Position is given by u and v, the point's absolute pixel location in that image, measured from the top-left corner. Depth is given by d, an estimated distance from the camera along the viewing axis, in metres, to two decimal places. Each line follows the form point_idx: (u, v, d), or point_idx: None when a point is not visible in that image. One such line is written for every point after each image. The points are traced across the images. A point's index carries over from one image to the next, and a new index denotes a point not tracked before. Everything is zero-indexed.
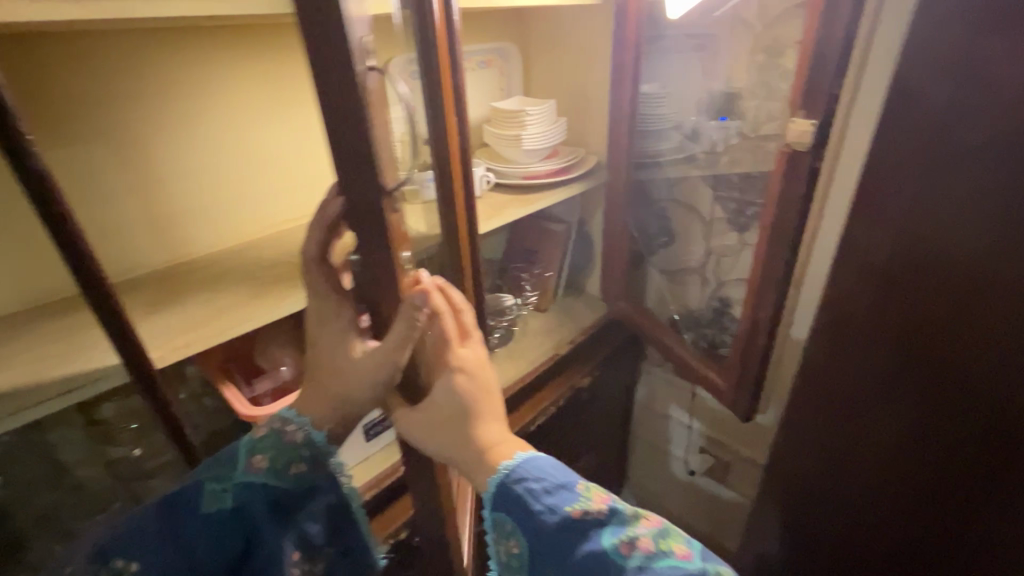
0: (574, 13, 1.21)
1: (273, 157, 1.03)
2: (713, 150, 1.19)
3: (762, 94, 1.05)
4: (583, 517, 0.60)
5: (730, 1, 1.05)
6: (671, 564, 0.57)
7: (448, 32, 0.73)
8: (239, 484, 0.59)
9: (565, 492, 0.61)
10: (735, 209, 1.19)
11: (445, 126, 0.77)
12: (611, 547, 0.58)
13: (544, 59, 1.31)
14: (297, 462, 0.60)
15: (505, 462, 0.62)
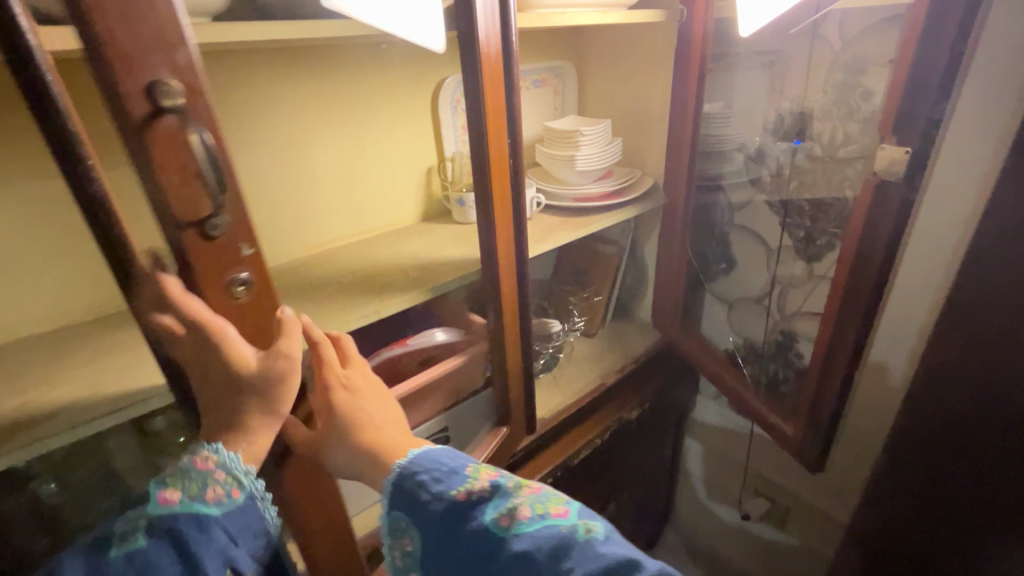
0: (635, 31, 1.18)
1: (335, 176, 1.02)
2: (780, 174, 1.11)
3: (842, 115, 0.96)
4: (467, 497, 0.58)
5: (807, 19, 0.97)
6: (546, 524, 0.54)
7: (505, 52, 0.70)
8: (151, 531, 0.48)
9: (450, 477, 0.60)
10: (805, 237, 1.10)
11: (499, 148, 0.74)
12: (491, 520, 0.56)
13: (602, 78, 1.27)
14: (220, 485, 0.52)
15: (394, 460, 0.61)
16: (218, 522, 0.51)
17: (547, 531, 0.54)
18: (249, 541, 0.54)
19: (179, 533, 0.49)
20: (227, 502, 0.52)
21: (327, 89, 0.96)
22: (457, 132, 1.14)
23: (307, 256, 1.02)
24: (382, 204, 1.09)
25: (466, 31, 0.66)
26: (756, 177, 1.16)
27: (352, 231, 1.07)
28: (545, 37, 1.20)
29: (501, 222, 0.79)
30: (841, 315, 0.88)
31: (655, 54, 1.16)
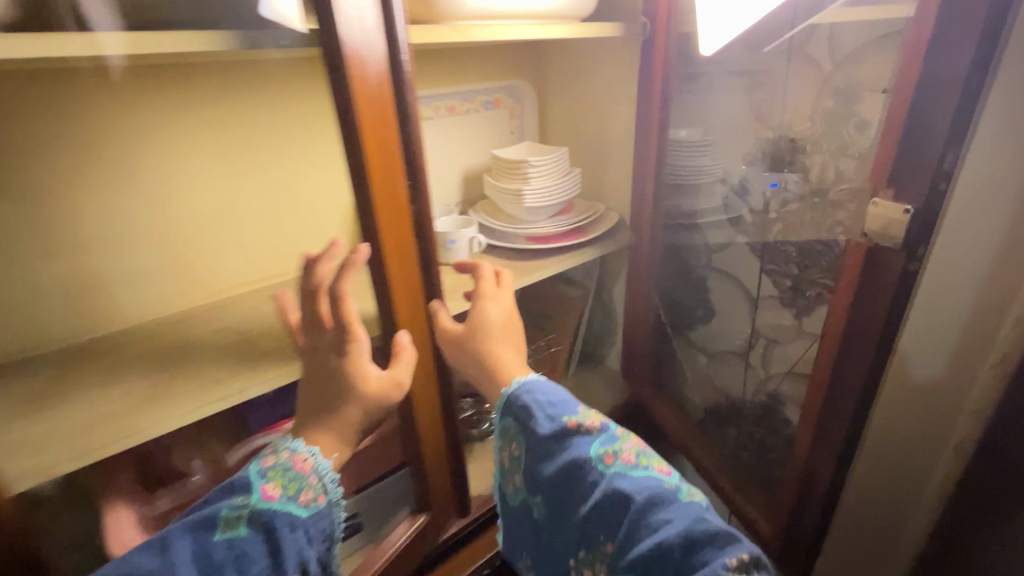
0: (597, 48, 1.03)
1: (227, 212, 0.86)
2: (762, 211, 0.95)
3: (832, 149, 0.81)
4: (576, 429, 0.66)
5: (784, 34, 0.82)
6: (648, 474, 0.61)
7: (381, 76, 0.54)
8: (254, 522, 0.55)
9: (563, 408, 0.69)
10: (790, 287, 0.94)
11: (389, 193, 0.59)
12: (593, 453, 0.64)
13: (564, 100, 1.13)
14: (310, 489, 0.59)
15: (510, 382, 0.71)
16: (303, 523, 0.57)
17: (648, 479, 0.61)
18: (316, 546, 0.59)
19: (274, 527, 0.55)
20: (313, 506, 0.58)
21: (203, 110, 0.79)
22: None
23: (202, 307, 0.88)
24: (303, 246, 0.94)
25: (330, 45, 0.51)
26: (736, 215, 1.00)
27: (250, 275, 0.91)
28: (495, 54, 1.06)
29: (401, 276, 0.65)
30: (826, 397, 0.72)
31: (619, 75, 1.01)
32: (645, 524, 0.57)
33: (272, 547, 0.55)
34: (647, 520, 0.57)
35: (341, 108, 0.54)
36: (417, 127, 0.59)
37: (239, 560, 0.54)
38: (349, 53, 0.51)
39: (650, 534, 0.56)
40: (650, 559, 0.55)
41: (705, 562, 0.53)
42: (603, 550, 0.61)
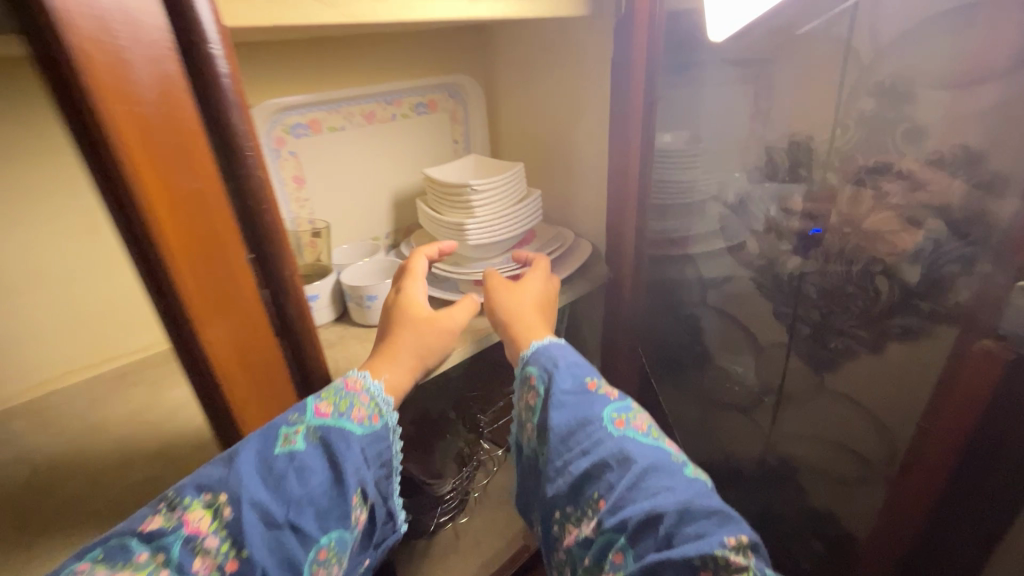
0: (556, 31, 0.80)
1: (25, 279, 0.63)
2: (774, 239, 0.74)
3: (872, 164, 0.62)
4: (594, 390, 0.59)
5: (834, 7, 0.60)
6: (658, 447, 0.54)
7: (169, 88, 0.31)
8: (313, 434, 0.45)
9: (584, 369, 0.62)
10: (811, 335, 0.74)
11: (219, 277, 0.36)
12: (605, 415, 0.56)
13: (515, 99, 0.91)
14: (365, 404, 0.49)
15: (533, 343, 0.65)
16: (359, 442, 0.47)
17: (656, 450, 0.53)
18: (376, 469, 0.48)
19: (332, 443, 0.45)
20: (372, 425, 0.49)
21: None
22: (287, 186, 0.73)
23: (27, 420, 0.62)
24: (123, 322, 0.71)
25: (44, 37, 0.26)
26: (737, 242, 0.78)
27: (42, 372, 0.67)
28: (423, 42, 0.83)
29: (254, 392, 0.42)
30: None
31: (585, 68, 0.79)
32: (643, 490, 0.49)
33: (332, 462, 0.44)
34: (646, 486, 0.49)
35: (89, 152, 0.30)
36: (260, 166, 0.36)
37: (297, 473, 0.42)
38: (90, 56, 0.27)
39: (646, 500, 0.48)
40: (640, 528, 0.47)
41: (698, 533, 0.45)
42: (586, 513, 0.52)
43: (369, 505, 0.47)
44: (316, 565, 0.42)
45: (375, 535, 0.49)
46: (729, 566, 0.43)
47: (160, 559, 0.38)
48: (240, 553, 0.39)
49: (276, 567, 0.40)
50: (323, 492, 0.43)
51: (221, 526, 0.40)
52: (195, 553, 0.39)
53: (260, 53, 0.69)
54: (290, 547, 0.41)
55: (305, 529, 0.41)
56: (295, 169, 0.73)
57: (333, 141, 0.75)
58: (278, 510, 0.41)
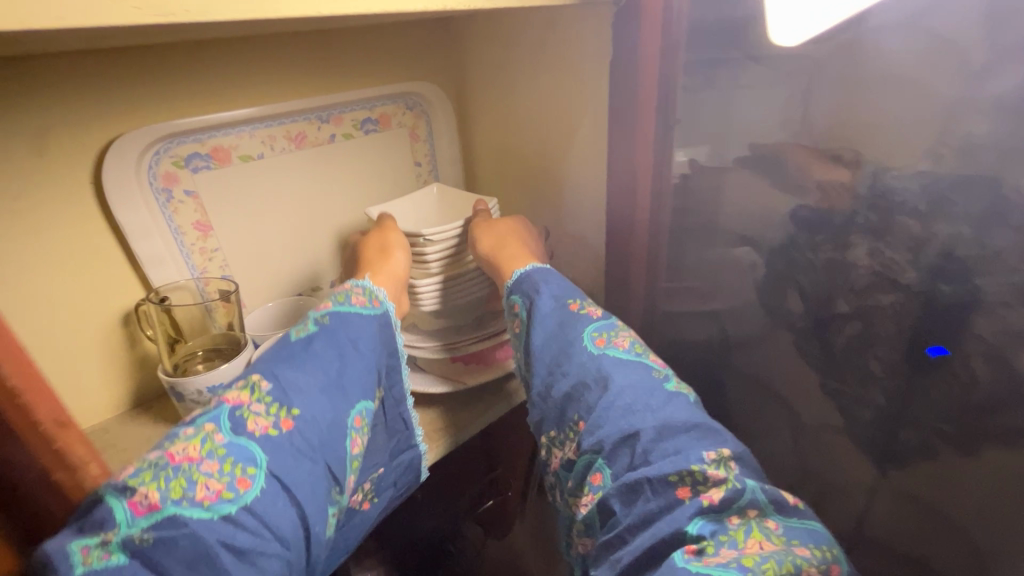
0: (543, 29, 0.63)
1: None
2: (824, 298, 0.56)
3: (977, 211, 0.44)
4: (576, 310, 0.51)
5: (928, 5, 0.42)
6: (640, 363, 0.47)
7: None
8: (325, 317, 0.49)
9: (570, 289, 0.54)
10: (877, 425, 0.56)
11: None
12: (584, 334, 0.49)
13: (492, 109, 0.73)
14: (362, 294, 0.52)
15: (527, 264, 0.56)
16: (371, 323, 0.51)
17: (639, 369, 0.47)
18: (387, 356, 0.52)
19: (343, 326, 0.49)
20: (376, 309, 0.52)
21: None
22: (186, 238, 0.55)
23: None
24: None
25: None
26: (773, 296, 0.60)
27: None
28: (376, 48, 0.65)
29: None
30: None
31: (581, 72, 0.62)
32: (621, 408, 0.43)
33: (347, 344, 0.48)
34: (624, 406, 0.44)
35: None
36: None
37: (320, 347, 0.46)
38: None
39: (622, 418, 0.43)
40: (617, 448, 0.42)
41: (675, 449, 0.41)
42: (567, 437, 0.47)
43: (382, 393, 0.52)
44: (352, 432, 0.45)
45: (393, 439, 0.53)
46: (709, 482, 0.39)
47: (210, 429, 0.39)
48: (292, 413, 0.42)
49: (322, 432, 0.43)
50: (348, 367, 0.47)
51: (264, 393, 0.42)
52: (247, 417, 0.40)
53: (137, 56, 0.49)
54: (327, 416, 0.44)
55: (345, 395, 0.46)
56: (197, 214, 0.55)
57: (248, 175, 0.58)
58: (317, 383, 0.44)
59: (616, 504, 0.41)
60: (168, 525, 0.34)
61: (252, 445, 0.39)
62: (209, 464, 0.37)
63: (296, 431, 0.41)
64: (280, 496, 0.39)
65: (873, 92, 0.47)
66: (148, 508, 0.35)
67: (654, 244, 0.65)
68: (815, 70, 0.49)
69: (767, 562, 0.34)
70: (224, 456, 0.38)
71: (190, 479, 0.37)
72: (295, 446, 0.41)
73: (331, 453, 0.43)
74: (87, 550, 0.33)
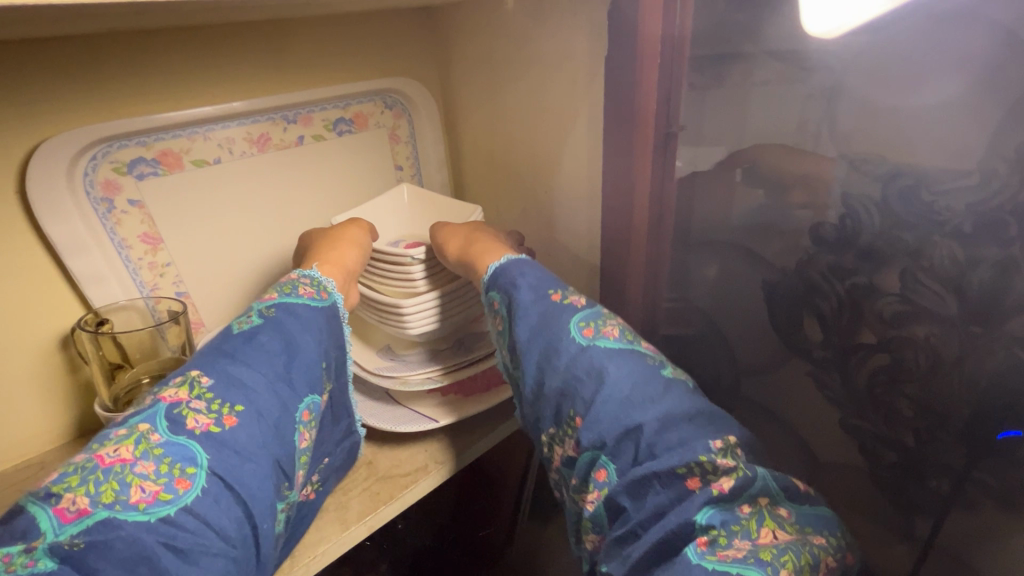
0: (533, 20, 0.57)
1: None
2: (847, 327, 0.49)
3: None
4: (559, 301, 0.44)
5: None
6: (633, 351, 0.40)
7: None
8: (270, 308, 0.43)
9: (551, 278, 0.47)
10: (908, 470, 0.49)
11: None
12: (571, 324, 0.42)
13: (479, 108, 0.66)
14: (309, 284, 0.46)
15: (506, 255, 0.49)
16: (319, 314, 0.45)
17: (633, 357, 0.40)
18: (335, 350, 0.46)
19: (288, 314, 0.43)
20: (323, 301, 0.46)
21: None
22: (131, 252, 0.50)
23: None
24: None
25: None
26: (788, 323, 0.54)
27: None
28: (349, 42, 0.59)
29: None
30: None
31: (574, 68, 0.55)
32: (620, 401, 0.37)
33: (296, 332, 0.42)
34: (624, 398, 0.37)
35: None
36: None
37: (271, 335, 0.41)
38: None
39: (621, 411, 0.37)
40: (620, 444, 0.36)
41: (682, 440, 0.35)
42: (565, 435, 0.40)
43: (332, 385, 0.46)
44: (300, 426, 0.40)
45: (338, 429, 0.47)
46: (719, 471, 0.33)
47: (145, 428, 0.34)
48: (236, 409, 0.36)
49: (271, 427, 0.38)
50: (298, 357, 0.41)
51: (204, 389, 0.36)
52: (185, 414, 0.35)
53: (65, 46, 0.44)
54: (276, 407, 0.38)
55: (297, 385, 0.40)
56: (143, 225, 0.50)
57: (205, 180, 0.52)
58: (266, 377, 0.39)
59: (624, 500, 0.35)
60: (101, 529, 0.30)
61: (192, 444, 0.34)
62: (145, 465, 0.33)
63: (241, 427, 0.36)
64: (227, 496, 0.34)
65: (907, 94, 0.41)
66: (76, 514, 0.30)
67: (655, 259, 0.59)
68: (838, 68, 0.43)
69: (786, 554, 0.30)
70: (162, 456, 0.33)
71: (123, 482, 0.32)
72: (241, 441, 0.36)
73: (282, 448, 0.38)
74: (11, 557, 0.29)
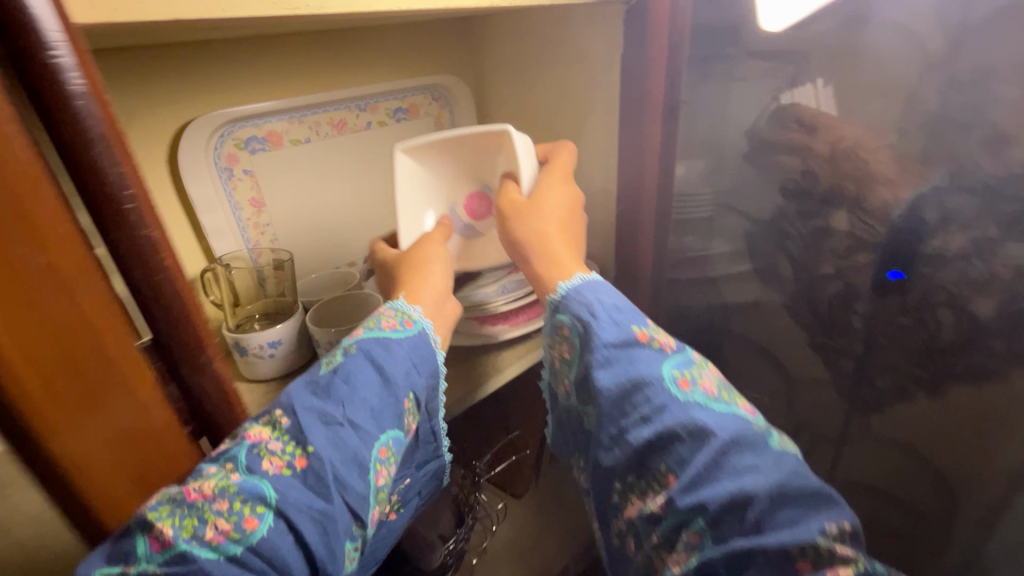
0: (554, 25, 0.70)
1: None
2: (810, 262, 0.63)
3: (933, 176, 0.52)
4: (647, 342, 0.42)
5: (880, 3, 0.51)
6: (733, 412, 0.38)
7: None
8: (353, 346, 0.42)
9: (632, 314, 0.44)
10: (859, 372, 0.64)
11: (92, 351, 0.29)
12: (665, 372, 0.40)
13: (509, 97, 0.80)
14: (393, 316, 0.45)
15: (578, 275, 0.47)
16: (402, 348, 0.43)
17: (734, 417, 0.38)
18: (428, 377, 0.45)
19: (371, 353, 0.41)
20: (407, 331, 0.45)
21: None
22: (243, 213, 0.62)
23: None
24: None
25: None
26: (768, 265, 0.68)
27: None
28: (404, 41, 0.72)
29: (133, 480, 0.32)
30: None
31: (592, 62, 0.68)
32: (723, 464, 0.35)
33: (379, 371, 0.41)
34: (728, 463, 0.35)
35: None
36: (142, 227, 0.30)
37: (344, 379, 0.39)
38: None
39: (729, 478, 0.35)
40: (723, 512, 0.34)
41: (792, 520, 0.33)
42: (650, 488, 0.38)
43: (417, 420, 0.44)
44: (378, 463, 0.38)
45: (421, 452, 0.47)
46: (835, 557, 0.32)
47: (229, 465, 0.34)
48: (307, 450, 0.35)
49: (339, 469, 0.36)
50: (376, 403, 0.39)
51: (283, 430, 0.36)
52: (261, 455, 0.35)
53: (212, 48, 0.57)
54: (353, 445, 0.37)
55: (366, 428, 0.38)
56: (252, 191, 0.62)
57: (299, 156, 0.64)
58: (341, 420, 0.37)
59: (720, 569, 0.34)
60: (178, 562, 0.31)
61: (266, 488, 0.34)
62: (222, 503, 0.33)
63: (310, 471, 0.35)
64: (288, 536, 0.33)
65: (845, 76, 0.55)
66: (163, 544, 0.31)
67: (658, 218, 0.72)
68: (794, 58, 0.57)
69: None
70: (235, 494, 0.33)
71: (201, 518, 0.32)
72: (310, 484, 0.35)
73: (352, 488, 0.36)
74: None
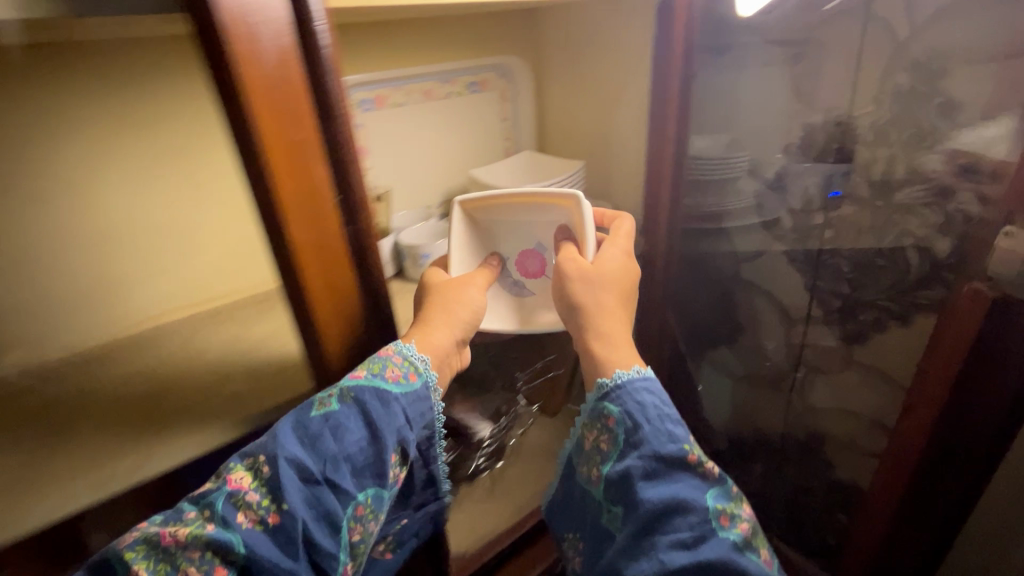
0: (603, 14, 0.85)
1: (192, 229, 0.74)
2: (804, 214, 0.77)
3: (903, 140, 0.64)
4: (694, 464, 0.48)
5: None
6: (757, 560, 0.46)
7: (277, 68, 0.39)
8: (347, 394, 0.47)
9: (677, 425, 0.50)
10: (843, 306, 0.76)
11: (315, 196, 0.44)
12: (710, 506, 0.46)
13: (563, 73, 0.95)
14: (399, 364, 0.51)
15: (635, 368, 0.53)
16: (397, 401, 0.49)
17: (755, 561, 0.45)
18: (419, 430, 0.52)
19: (366, 405, 0.47)
20: (406, 382, 0.51)
21: (132, 39, 0.63)
22: None
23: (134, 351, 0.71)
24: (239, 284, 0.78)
25: (206, 26, 0.35)
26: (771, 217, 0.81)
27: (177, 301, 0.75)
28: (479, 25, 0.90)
29: (334, 317, 0.49)
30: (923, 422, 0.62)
31: (632, 46, 0.83)
32: None
33: (369, 425, 0.47)
34: None
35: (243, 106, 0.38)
36: (347, 124, 0.44)
37: (333, 433, 0.45)
38: (221, 56, 0.36)
39: None
40: None
41: None
42: None
43: (405, 467, 0.52)
44: (351, 521, 0.45)
45: (411, 499, 0.58)
46: None
47: (206, 514, 0.41)
48: (280, 510, 0.42)
49: (309, 528, 0.43)
50: (354, 462, 0.46)
51: (262, 483, 0.43)
52: (237, 510, 0.42)
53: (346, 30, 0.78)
54: (329, 503, 0.44)
55: (341, 486, 0.45)
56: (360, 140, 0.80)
57: (397, 116, 0.83)
58: (320, 481, 0.44)
59: None
60: None
61: (237, 542, 0.41)
62: (192, 552, 0.40)
63: (280, 530, 0.42)
64: None
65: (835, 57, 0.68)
66: None
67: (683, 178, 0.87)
68: None
69: None
70: (205, 544, 0.40)
71: (172, 565, 0.39)
72: (279, 542, 0.42)
73: (326, 547, 0.44)
74: None
